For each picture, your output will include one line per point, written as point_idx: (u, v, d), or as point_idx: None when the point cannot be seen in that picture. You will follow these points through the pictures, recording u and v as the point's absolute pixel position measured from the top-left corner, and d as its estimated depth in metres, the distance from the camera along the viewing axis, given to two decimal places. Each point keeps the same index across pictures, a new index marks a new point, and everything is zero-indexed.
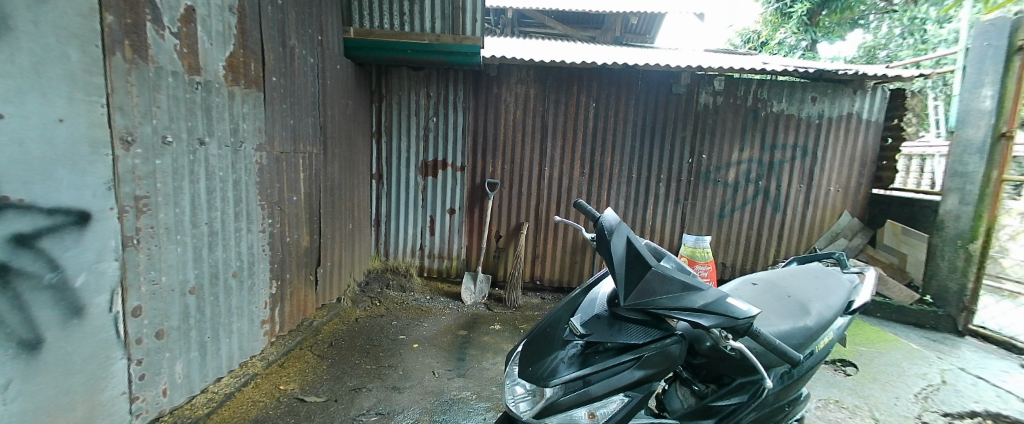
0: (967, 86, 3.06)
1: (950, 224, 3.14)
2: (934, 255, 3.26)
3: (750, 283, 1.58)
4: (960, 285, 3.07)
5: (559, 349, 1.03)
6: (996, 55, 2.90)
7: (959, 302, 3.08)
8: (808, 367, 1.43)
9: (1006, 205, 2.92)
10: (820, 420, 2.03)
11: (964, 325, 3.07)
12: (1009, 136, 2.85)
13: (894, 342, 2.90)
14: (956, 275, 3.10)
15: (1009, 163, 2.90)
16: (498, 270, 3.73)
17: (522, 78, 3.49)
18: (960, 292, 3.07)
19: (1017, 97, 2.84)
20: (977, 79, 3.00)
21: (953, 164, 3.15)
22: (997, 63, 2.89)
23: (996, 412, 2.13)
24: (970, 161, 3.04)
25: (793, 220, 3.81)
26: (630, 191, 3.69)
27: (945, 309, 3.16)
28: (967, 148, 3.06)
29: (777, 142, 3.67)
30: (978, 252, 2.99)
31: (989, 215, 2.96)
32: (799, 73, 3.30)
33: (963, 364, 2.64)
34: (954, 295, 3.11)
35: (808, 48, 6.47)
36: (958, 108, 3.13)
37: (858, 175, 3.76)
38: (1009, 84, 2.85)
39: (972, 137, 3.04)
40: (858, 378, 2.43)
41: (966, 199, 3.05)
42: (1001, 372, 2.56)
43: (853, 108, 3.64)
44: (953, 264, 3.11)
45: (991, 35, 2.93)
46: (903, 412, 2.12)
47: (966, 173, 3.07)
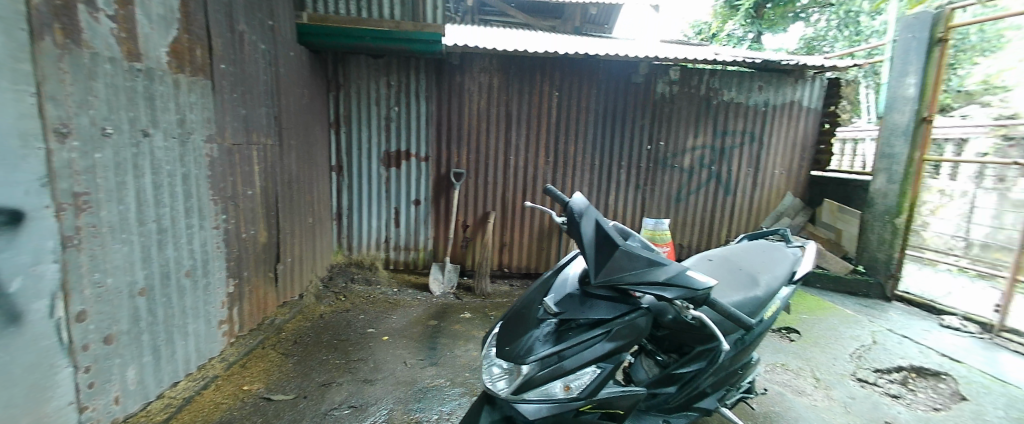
0: (894, 74, 3.35)
1: (879, 201, 3.47)
2: (866, 230, 3.59)
3: (706, 259, 1.72)
4: (888, 255, 3.40)
5: (534, 328, 1.06)
6: (919, 46, 3.19)
7: (886, 271, 3.41)
8: (759, 333, 1.57)
9: (926, 184, 3.27)
10: (769, 382, 2.23)
11: (892, 291, 3.42)
12: (929, 121, 3.17)
13: (832, 309, 3.17)
14: (884, 247, 3.43)
15: (928, 145, 3.23)
16: (466, 259, 3.74)
17: (486, 68, 3.48)
18: (888, 261, 3.40)
19: (936, 85, 3.14)
20: (903, 68, 3.30)
21: (881, 146, 3.47)
22: (920, 54, 3.18)
23: (916, 365, 2.42)
24: (896, 143, 3.35)
25: (743, 201, 4.06)
26: (593, 178, 3.79)
27: (875, 278, 3.50)
28: (894, 131, 3.38)
29: (728, 128, 3.88)
30: (903, 225, 3.32)
31: (912, 192, 3.28)
32: (748, 63, 3.50)
33: (891, 326, 2.93)
34: (882, 265, 3.45)
35: (754, 39, 6.91)
36: (887, 95, 3.44)
37: (800, 158, 4.05)
38: (930, 72, 3.15)
39: (897, 121, 3.35)
40: (801, 343, 2.67)
41: (893, 178, 3.37)
42: (923, 331, 2.87)
43: (795, 97, 3.90)
44: (882, 237, 3.44)
45: (915, 29, 3.21)
46: (841, 371, 2.36)
47: (892, 155, 3.39)
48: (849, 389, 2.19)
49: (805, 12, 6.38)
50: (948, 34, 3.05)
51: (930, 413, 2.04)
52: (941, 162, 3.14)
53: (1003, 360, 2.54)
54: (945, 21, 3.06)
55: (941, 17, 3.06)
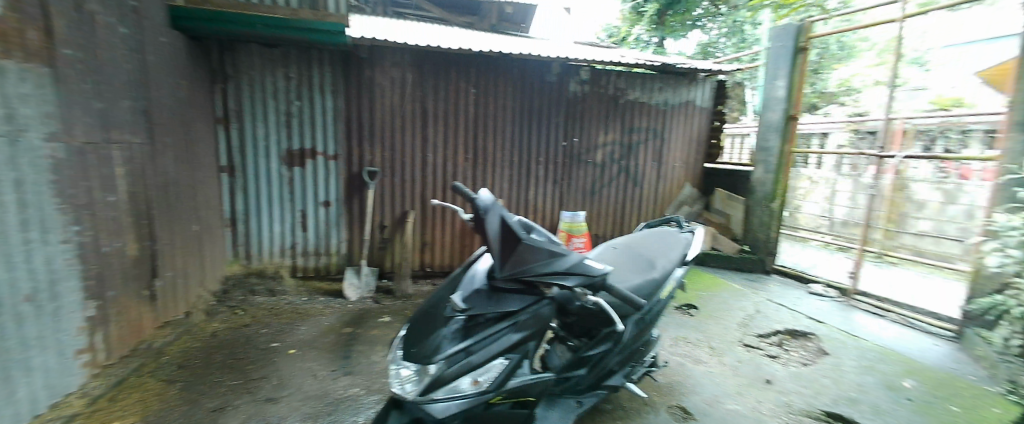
0: (769, 77, 3.84)
1: (759, 188, 3.96)
2: (750, 214, 4.08)
3: (612, 248, 1.92)
4: (766, 235, 3.90)
5: (442, 327, 1.04)
6: (786, 53, 3.67)
7: (766, 248, 3.92)
8: (657, 311, 1.79)
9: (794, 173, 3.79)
10: (671, 355, 2.67)
11: (771, 265, 3.95)
12: (795, 118, 3.67)
13: (724, 285, 3.61)
14: (764, 228, 3.92)
15: (794, 139, 3.74)
16: (384, 261, 3.59)
17: (397, 62, 3.35)
18: (766, 240, 3.90)
19: (800, 87, 3.63)
20: (774, 72, 3.77)
21: (759, 140, 3.95)
22: (787, 60, 3.67)
23: (790, 328, 2.94)
24: (770, 137, 3.84)
25: (650, 192, 4.39)
26: (513, 174, 3.84)
27: (758, 255, 3.99)
28: (769, 127, 3.86)
29: (635, 126, 4.16)
30: (777, 209, 3.83)
31: (784, 180, 3.78)
32: (649, 66, 3.77)
33: (770, 296, 3.43)
34: (763, 244, 3.95)
35: (658, 43, 7.56)
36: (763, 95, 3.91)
37: (695, 153, 4.48)
38: (795, 76, 3.64)
39: (771, 119, 3.83)
40: (699, 318, 3.13)
41: (769, 168, 3.86)
42: (794, 298, 3.41)
43: (689, 98, 4.28)
44: (762, 220, 3.93)
45: (783, 38, 3.69)
46: (732, 338, 2.86)
47: (768, 148, 3.87)
48: (736, 353, 2.69)
49: (702, 20, 7.00)
50: (807, 44, 3.55)
51: (801, 367, 2.53)
52: (805, 154, 3.65)
53: (853, 317, 3.14)
54: (805, 32, 3.55)
55: (803, 29, 3.55)
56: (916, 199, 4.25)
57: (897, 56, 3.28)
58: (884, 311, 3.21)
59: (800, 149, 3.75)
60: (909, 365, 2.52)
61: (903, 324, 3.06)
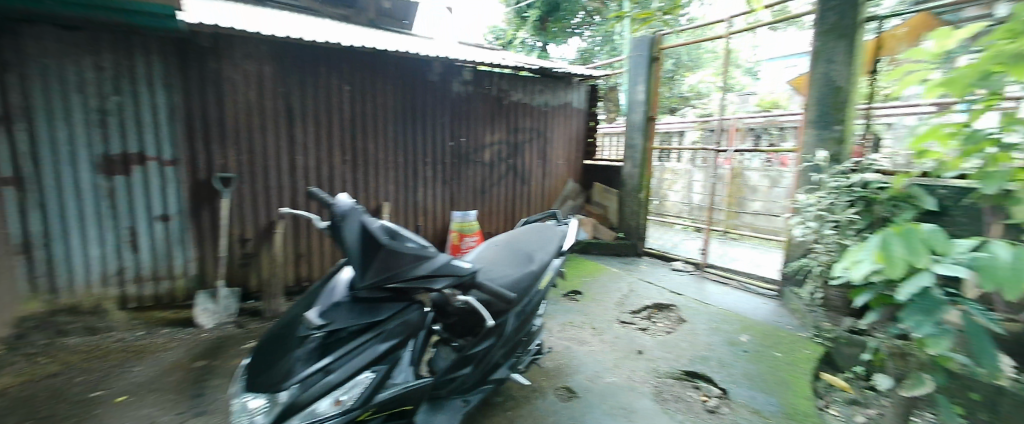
0: (630, 82, 4.28)
1: (629, 180, 4.40)
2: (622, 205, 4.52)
3: (493, 244, 1.94)
4: (637, 222, 4.36)
5: (294, 348, 0.95)
6: (643, 62, 4.14)
7: (637, 234, 4.39)
8: (537, 301, 1.88)
9: (655, 168, 4.31)
10: (557, 338, 2.93)
11: (641, 248, 4.43)
12: (653, 119, 4.18)
13: (603, 270, 3.99)
14: (635, 216, 4.37)
15: (654, 138, 4.25)
16: (249, 280, 3.17)
17: (251, 54, 2.97)
18: (637, 227, 4.37)
19: (655, 92, 4.14)
20: (635, 79, 4.24)
21: (626, 139, 4.40)
22: (643, 68, 4.14)
23: (656, 302, 3.37)
24: (635, 137, 4.30)
25: (537, 189, 4.67)
26: (399, 176, 3.69)
27: (631, 240, 4.45)
28: (633, 127, 4.31)
29: (519, 126, 4.35)
30: (644, 199, 4.31)
31: (647, 174, 4.27)
32: (528, 69, 3.96)
33: (641, 275, 3.89)
34: (634, 230, 4.40)
35: (541, 48, 8.02)
36: (626, 98, 4.37)
37: (574, 150, 4.88)
38: (651, 83, 4.14)
39: (634, 119, 4.30)
40: (583, 301, 3.48)
41: (635, 164, 4.32)
42: (660, 275, 3.91)
43: (568, 100, 4.69)
44: (633, 209, 4.38)
45: (640, 48, 4.16)
46: (610, 318, 3.21)
47: (633, 145, 4.33)
48: (614, 330, 3.03)
49: (580, 29, 7.70)
50: (659, 54, 4.07)
51: (665, 335, 2.97)
52: (662, 150, 4.18)
53: (704, 287, 3.70)
54: (656, 44, 4.06)
55: (655, 41, 4.06)
56: (749, 185, 5.18)
57: (723, 69, 4.34)
58: (726, 279, 3.84)
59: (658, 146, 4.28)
60: (744, 322, 3.06)
61: (741, 289, 3.68)
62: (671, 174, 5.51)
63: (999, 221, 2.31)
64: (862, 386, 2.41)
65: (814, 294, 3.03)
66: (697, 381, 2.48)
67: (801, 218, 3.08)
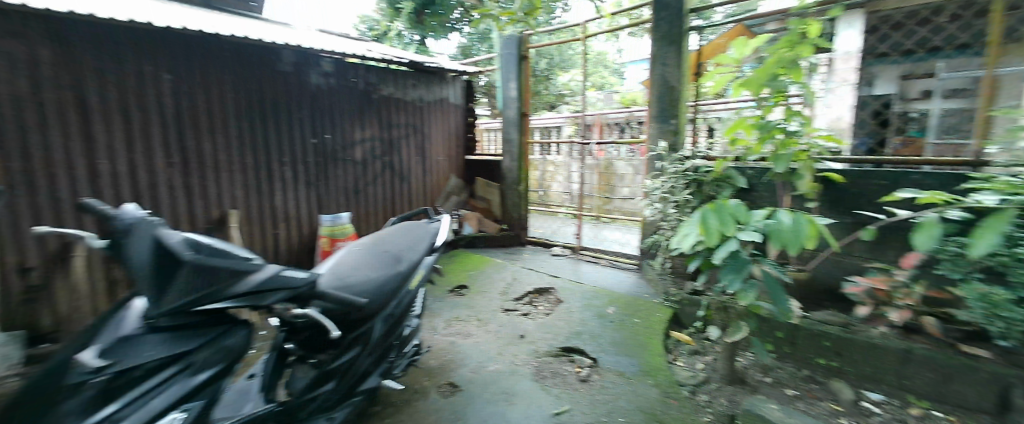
0: (503, 79, 4.44)
1: (508, 174, 4.60)
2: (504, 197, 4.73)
3: (354, 248, 1.81)
4: (518, 213, 4.62)
5: (70, 400, 0.91)
6: (512, 60, 4.33)
7: (519, 225, 4.66)
8: (407, 303, 1.84)
9: (531, 161, 4.56)
10: (442, 336, 2.92)
11: (524, 236, 4.69)
12: (525, 115, 4.42)
13: (488, 261, 4.08)
14: (517, 207, 4.63)
15: (528, 133, 4.50)
16: (40, 320, 2.48)
17: (17, 29, 2.24)
18: (519, 217, 4.63)
19: (526, 89, 4.39)
20: (506, 76, 4.41)
21: (503, 134, 4.58)
22: (513, 66, 4.34)
23: (536, 287, 3.56)
24: (510, 132, 4.49)
25: (416, 185, 4.62)
26: (247, 179, 3.26)
27: (514, 230, 4.69)
28: (509, 122, 4.50)
29: (392, 122, 4.25)
30: (524, 191, 4.57)
31: (524, 167, 4.52)
32: (396, 62, 3.85)
33: (524, 264, 4.08)
34: (516, 222, 4.64)
35: (420, 42, 7.85)
36: (500, 95, 4.53)
37: (452, 145, 5.02)
38: (522, 80, 4.37)
39: (509, 115, 4.49)
40: (469, 295, 3.54)
41: (513, 158, 4.54)
42: (541, 262, 4.15)
43: (444, 95, 4.83)
44: (515, 201, 4.62)
45: (508, 46, 4.33)
46: (494, 307, 3.31)
47: (509, 140, 4.53)
48: (498, 320, 3.13)
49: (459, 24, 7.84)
50: (526, 53, 4.30)
51: (544, 317, 3.17)
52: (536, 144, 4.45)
53: (579, 268, 4.03)
54: (523, 43, 4.28)
55: (523, 40, 4.27)
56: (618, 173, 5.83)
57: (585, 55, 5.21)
58: (598, 258, 4.22)
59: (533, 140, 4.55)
60: (610, 295, 3.39)
61: (610, 266, 4.08)
62: (553, 167, 6.20)
63: (785, 193, 2.93)
64: (701, 337, 2.96)
65: (664, 264, 3.42)
66: (572, 355, 2.70)
67: (649, 198, 3.56)
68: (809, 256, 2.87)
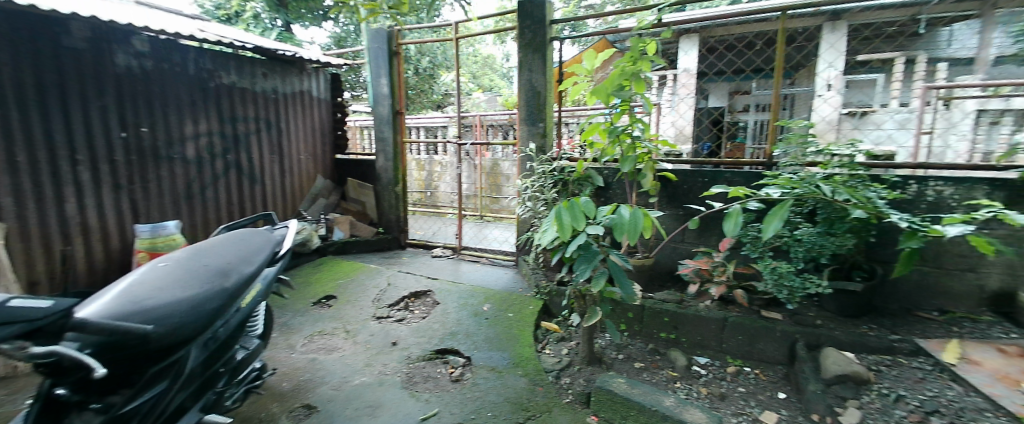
0: (372, 75, 4.23)
1: (384, 174, 4.45)
2: (380, 199, 4.54)
3: (160, 263, 1.53)
4: (396, 215, 4.49)
5: None
6: (382, 55, 4.15)
7: (398, 227, 4.52)
8: (239, 323, 1.66)
9: (407, 160, 4.49)
10: (303, 353, 2.66)
11: (404, 239, 4.56)
12: (400, 113, 4.30)
13: (361, 268, 3.82)
14: (394, 209, 4.48)
15: (403, 131, 4.39)
16: None
17: None
18: (397, 219, 4.49)
19: (399, 86, 4.26)
20: (377, 71, 4.21)
21: (376, 132, 4.39)
22: (384, 62, 4.16)
23: (412, 290, 3.42)
24: (384, 130, 4.34)
25: (273, 186, 4.15)
26: (26, 183, 2.52)
27: (391, 233, 4.54)
28: (382, 120, 4.33)
29: (236, 115, 3.74)
30: (400, 192, 4.45)
31: (401, 167, 4.42)
32: (240, 47, 3.41)
33: (400, 267, 3.91)
34: (394, 224, 4.51)
35: (282, 26, 7.07)
36: (371, 91, 4.31)
37: (315, 142, 4.64)
38: (394, 77, 4.23)
39: (382, 112, 4.32)
40: (337, 305, 3.28)
41: (388, 157, 4.39)
42: (419, 264, 4.04)
43: (303, 87, 4.41)
44: (391, 202, 4.47)
45: (378, 40, 4.14)
46: (366, 316, 3.11)
47: (384, 138, 4.37)
48: (369, 329, 2.95)
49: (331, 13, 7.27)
50: (398, 49, 4.17)
51: (420, 321, 3.05)
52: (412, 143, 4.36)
53: (459, 268, 3.98)
54: (394, 38, 4.14)
55: (392, 35, 4.11)
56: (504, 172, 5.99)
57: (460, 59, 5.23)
58: (478, 257, 4.24)
59: (408, 139, 4.45)
60: (487, 292, 3.40)
61: (490, 264, 4.12)
62: (440, 167, 6.21)
63: (633, 190, 3.30)
64: (566, 325, 3.09)
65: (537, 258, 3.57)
66: (446, 356, 2.67)
67: (521, 200, 3.61)
68: (654, 243, 3.26)
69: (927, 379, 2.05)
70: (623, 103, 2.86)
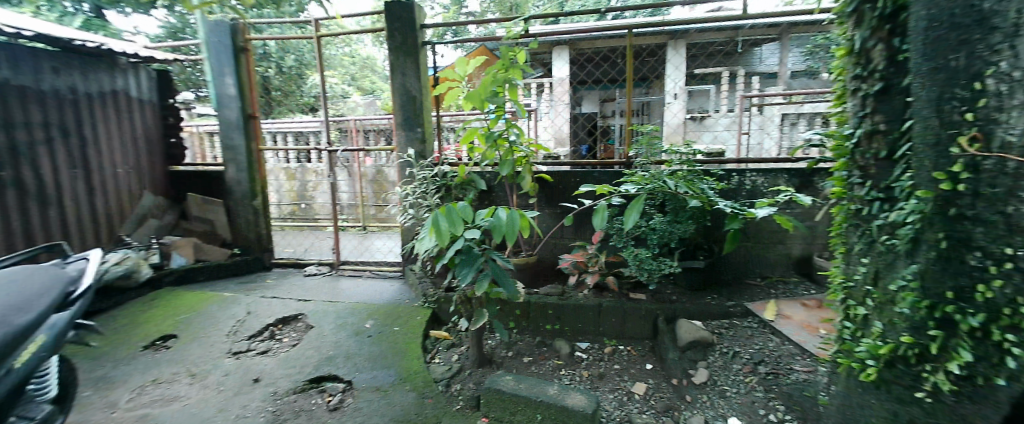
0: (214, 73, 3.66)
1: (236, 188, 3.87)
2: (233, 215, 3.93)
3: None
4: (257, 233, 3.94)
5: None
6: (226, 51, 3.62)
7: (260, 246, 3.97)
8: None
9: (267, 170, 3.97)
10: (128, 412, 2.15)
11: (269, 260, 4.03)
12: (254, 117, 3.80)
13: (211, 298, 3.25)
14: (252, 227, 3.92)
15: (259, 138, 3.89)
16: None
17: None
18: (258, 237, 3.94)
19: (250, 87, 3.76)
20: (220, 69, 3.65)
21: (223, 139, 3.80)
22: (229, 59, 3.63)
23: (280, 317, 3.01)
24: (234, 136, 3.78)
25: (78, 209, 3.32)
26: None
27: (252, 254, 3.96)
28: (230, 125, 3.77)
29: (11, 120, 2.91)
30: (260, 206, 3.93)
31: (259, 178, 3.90)
32: (11, 34, 2.64)
33: (265, 292, 3.44)
34: (255, 242, 3.95)
35: (91, 11, 5.73)
36: (213, 92, 3.72)
37: (138, 152, 3.83)
38: (243, 76, 3.72)
39: (229, 117, 3.75)
40: (178, 345, 2.74)
41: (241, 167, 3.83)
42: (288, 286, 3.60)
43: (117, 86, 3.62)
44: (247, 219, 3.91)
45: (219, 34, 3.59)
46: (219, 354, 2.64)
47: (234, 146, 3.81)
48: (223, 367, 2.52)
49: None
50: (247, 45, 3.68)
51: (289, 350, 2.68)
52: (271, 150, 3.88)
53: (337, 286, 3.62)
54: (241, 32, 3.65)
55: (237, 28, 3.61)
56: None
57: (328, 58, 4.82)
58: (359, 271, 3.93)
59: (266, 146, 3.95)
60: (369, 308, 3.16)
61: (373, 277, 3.84)
62: (315, 176, 5.49)
63: (514, 192, 3.39)
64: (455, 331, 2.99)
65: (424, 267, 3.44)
66: (323, 384, 2.40)
67: (403, 207, 3.48)
68: (536, 241, 3.37)
69: (754, 335, 2.46)
70: (498, 109, 2.93)
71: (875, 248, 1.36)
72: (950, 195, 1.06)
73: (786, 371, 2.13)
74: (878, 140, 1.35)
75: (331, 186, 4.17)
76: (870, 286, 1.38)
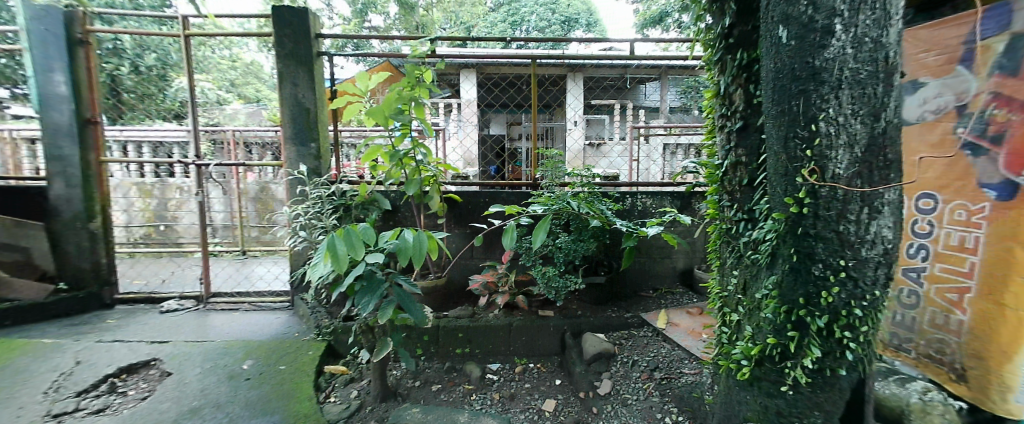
0: (36, 67, 2.97)
1: (64, 207, 3.13)
2: (58, 242, 3.15)
3: None
4: (94, 263, 3.22)
5: None
6: (57, 41, 2.99)
7: (97, 279, 3.24)
8: None
9: (110, 186, 3.30)
10: None
11: (110, 296, 3.30)
12: (94, 122, 3.15)
13: (20, 349, 2.52)
14: (86, 255, 3.20)
15: (101, 146, 3.22)
16: None
17: None
18: (95, 268, 3.22)
19: (89, 87, 3.14)
20: (46, 62, 2.98)
21: (46, 147, 3.06)
22: (61, 51, 3.00)
23: (124, 365, 2.45)
24: (63, 144, 3.07)
25: None
26: None
27: (86, 290, 3.21)
28: (58, 131, 3.06)
29: None
30: (100, 229, 3.23)
31: (99, 195, 3.21)
32: None
33: (103, 336, 2.77)
34: (89, 275, 3.21)
35: None
36: (33, 88, 3.01)
37: None
38: (79, 73, 3.08)
39: (56, 120, 3.05)
40: None
41: (72, 182, 3.12)
42: (138, 325, 2.97)
43: None
44: (80, 245, 3.17)
45: (46, 20, 2.95)
46: (32, 417, 2.02)
47: (63, 157, 3.09)
48: None
49: None
50: (87, 37, 3.09)
51: (136, 405, 2.16)
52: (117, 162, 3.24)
53: (206, 322, 3.08)
54: (80, 22, 3.05)
55: (74, 17, 3.03)
56: None
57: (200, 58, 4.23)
58: (236, 304, 3.41)
59: (110, 157, 3.29)
60: (248, 347, 2.72)
61: (253, 309, 3.35)
62: (178, 193, 4.80)
63: (420, 213, 3.27)
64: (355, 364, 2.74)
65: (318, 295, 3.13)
66: None
67: (292, 230, 3.13)
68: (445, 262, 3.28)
69: (650, 343, 2.66)
70: (403, 127, 2.81)
71: (743, 262, 1.56)
72: (797, 217, 1.25)
73: (676, 375, 2.34)
74: (740, 169, 1.56)
75: (201, 206, 3.58)
76: (740, 294, 1.58)
